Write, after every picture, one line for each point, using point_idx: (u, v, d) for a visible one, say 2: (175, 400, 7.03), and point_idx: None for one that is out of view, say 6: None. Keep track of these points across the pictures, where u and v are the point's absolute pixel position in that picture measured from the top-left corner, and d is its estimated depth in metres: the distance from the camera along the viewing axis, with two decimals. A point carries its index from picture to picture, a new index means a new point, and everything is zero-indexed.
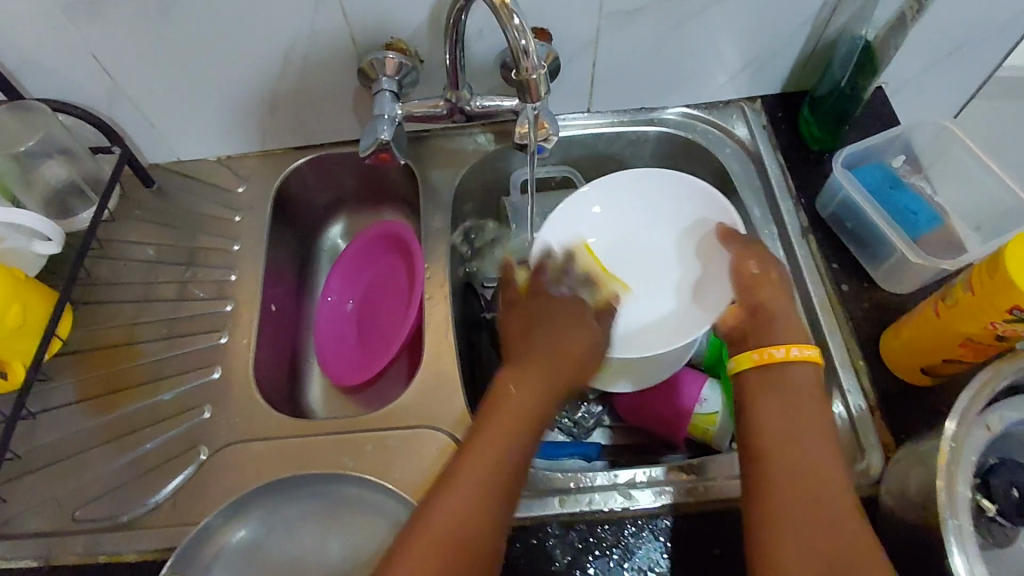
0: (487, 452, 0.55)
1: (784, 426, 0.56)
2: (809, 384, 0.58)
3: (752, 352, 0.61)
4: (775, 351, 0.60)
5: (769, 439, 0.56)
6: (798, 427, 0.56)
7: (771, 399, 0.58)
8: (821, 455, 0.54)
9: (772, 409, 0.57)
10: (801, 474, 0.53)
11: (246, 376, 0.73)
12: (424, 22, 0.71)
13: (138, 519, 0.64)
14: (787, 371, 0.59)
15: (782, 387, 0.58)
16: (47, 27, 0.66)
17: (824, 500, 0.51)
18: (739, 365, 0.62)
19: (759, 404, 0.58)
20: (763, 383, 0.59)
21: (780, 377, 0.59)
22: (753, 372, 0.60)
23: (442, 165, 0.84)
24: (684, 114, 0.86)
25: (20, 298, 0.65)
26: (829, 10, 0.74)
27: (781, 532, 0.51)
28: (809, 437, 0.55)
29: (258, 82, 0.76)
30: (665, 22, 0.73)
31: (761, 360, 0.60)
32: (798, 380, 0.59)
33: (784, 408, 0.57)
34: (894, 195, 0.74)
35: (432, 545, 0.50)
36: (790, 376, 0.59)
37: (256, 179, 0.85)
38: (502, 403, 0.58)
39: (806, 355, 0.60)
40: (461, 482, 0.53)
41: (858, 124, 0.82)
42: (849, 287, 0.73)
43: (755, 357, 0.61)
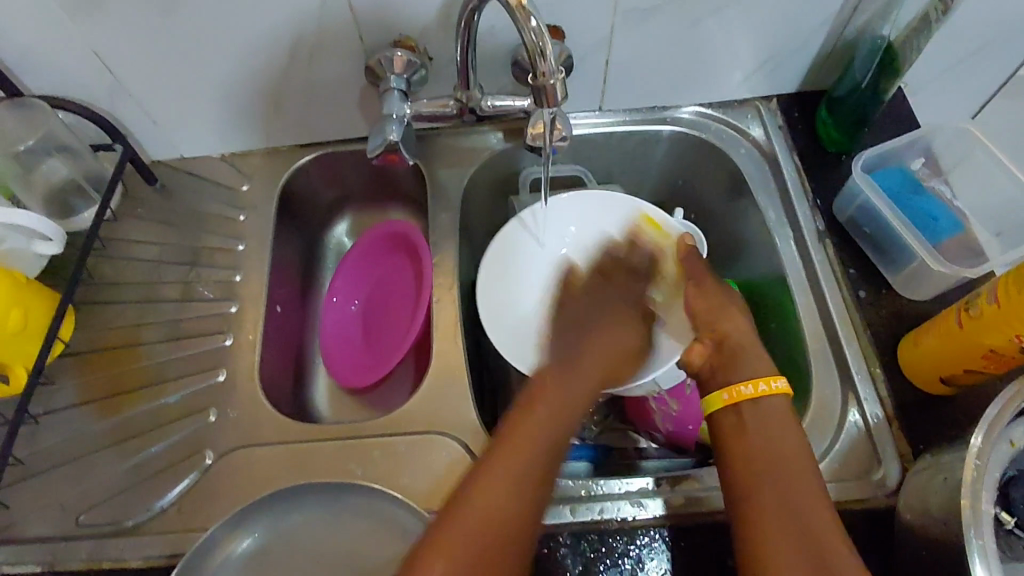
0: (525, 448, 0.53)
1: (763, 454, 0.55)
2: (782, 416, 0.57)
3: (721, 391, 0.59)
4: (744, 389, 0.59)
5: (751, 465, 0.54)
6: (777, 444, 0.55)
7: (747, 437, 0.56)
8: (798, 474, 0.53)
9: (748, 447, 0.56)
10: (783, 525, 0.51)
11: (251, 380, 0.72)
12: (434, 19, 0.69)
13: (141, 525, 0.63)
14: (758, 407, 0.58)
15: (758, 414, 0.57)
16: (48, 23, 0.64)
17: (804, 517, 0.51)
18: (710, 405, 0.60)
19: (733, 441, 0.57)
20: (738, 420, 0.58)
21: (752, 414, 0.57)
22: (725, 412, 0.59)
23: (450, 164, 0.82)
24: (698, 113, 0.84)
25: (21, 301, 0.64)
26: (849, 9, 0.72)
27: (769, 549, 0.50)
28: (788, 453, 0.55)
29: (265, 78, 0.74)
30: (681, 20, 0.71)
31: (731, 400, 0.59)
32: (770, 414, 0.57)
33: (761, 435, 0.56)
34: (913, 199, 0.73)
35: (485, 542, 0.48)
36: (761, 408, 0.58)
37: (261, 177, 0.83)
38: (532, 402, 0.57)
39: (776, 387, 0.59)
40: (501, 470, 0.52)
41: (875, 125, 0.80)
42: (866, 292, 0.71)
43: (725, 397, 0.59)
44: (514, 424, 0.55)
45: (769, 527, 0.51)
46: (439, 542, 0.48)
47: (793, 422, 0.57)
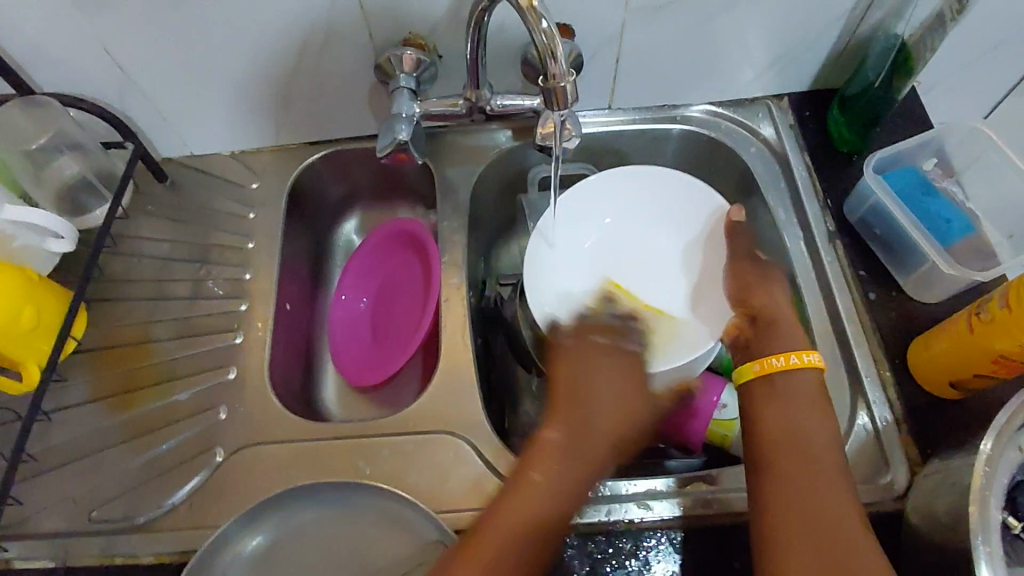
0: (580, 436, 0.58)
1: (786, 425, 0.57)
2: (813, 390, 0.59)
3: (754, 363, 0.62)
4: (775, 360, 0.61)
5: (774, 441, 0.57)
6: (808, 421, 0.57)
7: (775, 408, 0.58)
8: (826, 452, 0.55)
9: (774, 418, 0.58)
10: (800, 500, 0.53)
11: (260, 378, 0.72)
12: (443, 17, 0.69)
13: (154, 521, 0.64)
14: (789, 379, 0.60)
15: (789, 390, 0.59)
16: (59, 21, 0.65)
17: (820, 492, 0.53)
18: (741, 376, 0.62)
19: (760, 412, 0.59)
20: (768, 392, 0.60)
21: (784, 387, 0.59)
22: (756, 381, 0.61)
23: (459, 162, 0.82)
24: (708, 112, 0.84)
25: (34, 299, 0.64)
26: (863, 7, 0.71)
27: (781, 520, 0.52)
28: (813, 430, 0.57)
29: (275, 76, 0.74)
30: (693, 17, 0.71)
31: (762, 371, 0.61)
32: (802, 387, 0.59)
33: (790, 410, 0.58)
34: (926, 200, 0.72)
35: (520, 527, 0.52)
36: (792, 381, 0.60)
37: (270, 174, 0.83)
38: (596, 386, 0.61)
39: (806, 361, 0.60)
40: (565, 454, 0.57)
41: (888, 125, 0.80)
42: (876, 294, 0.71)
43: (756, 367, 0.61)
44: (532, 462, 0.56)
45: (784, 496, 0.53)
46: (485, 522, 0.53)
47: (822, 398, 0.59)
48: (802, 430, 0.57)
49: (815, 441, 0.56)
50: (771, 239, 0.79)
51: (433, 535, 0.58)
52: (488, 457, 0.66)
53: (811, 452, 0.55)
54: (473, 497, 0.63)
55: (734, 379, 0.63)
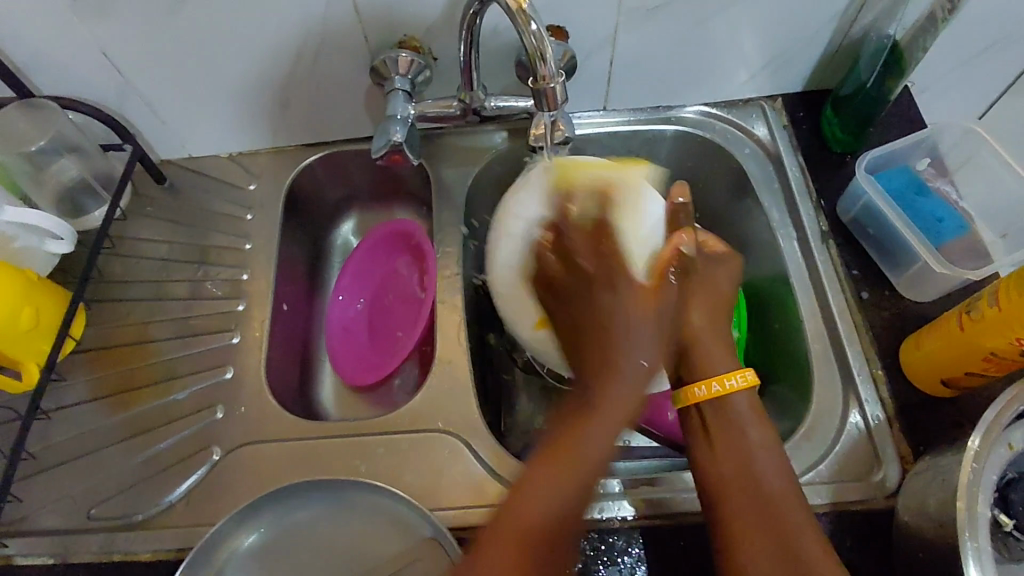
0: (593, 450, 0.49)
1: (735, 451, 0.55)
2: (748, 412, 0.58)
3: (696, 388, 0.59)
4: (698, 389, 0.59)
5: (729, 464, 0.55)
6: (761, 449, 0.55)
7: (714, 438, 0.57)
8: (781, 480, 0.54)
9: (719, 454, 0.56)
10: (766, 534, 0.51)
11: (257, 377, 0.73)
12: (438, 20, 0.69)
13: (151, 518, 0.64)
14: (725, 403, 0.58)
15: (733, 414, 0.57)
16: (58, 26, 0.66)
17: (779, 515, 0.51)
18: (680, 403, 0.60)
19: (700, 445, 0.57)
20: (703, 422, 0.58)
21: (717, 414, 0.58)
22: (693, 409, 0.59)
23: (454, 164, 0.83)
24: (702, 113, 0.84)
25: (33, 299, 0.65)
26: (855, 8, 0.72)
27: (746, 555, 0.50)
28: (760, 454, 0.55)
29: (272, 78, 0.75)
30: (685, 18, 0.71)
31: (702, 396, 0.58)
32: (734, 410, 0.58)
33: (732, 441, 0.56)
34: (918, 201, 0.72)
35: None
36: (725, 406, 0.58)
37: (268, 176, 0.84)
38: (621, 375, 0.51)
39: (740, 381, 0.59)
40: (551, 470, 0.49)
41: (882, 125, 0.80)
42: (869, 294, 0.71)
43: (694, 394, 0.59)
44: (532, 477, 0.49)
45: (745, 518, 0.52)
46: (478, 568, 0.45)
47: (759, 417, 0.58)
48: (759, 456, 0.55)
49: (765, 462, 0.54)
50: (764, 239, 0.79)
51: (428, 533, 0.59)
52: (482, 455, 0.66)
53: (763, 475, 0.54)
54: (468, 495, 0.64)
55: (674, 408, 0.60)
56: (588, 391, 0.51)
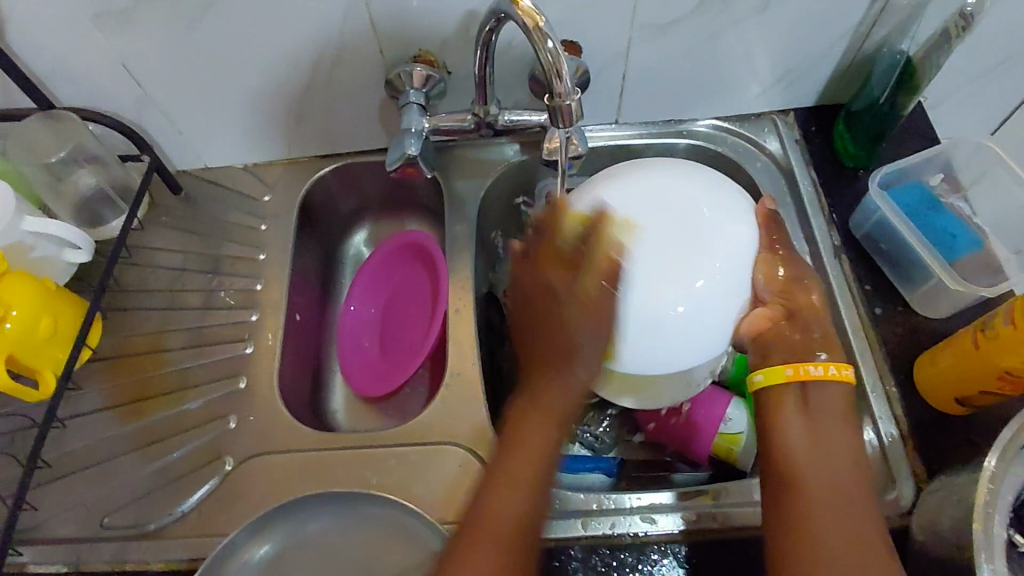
0: (530, 465, 0.55)
1: (810, 429, 0.57)
2: (842, 401, 0.59)
3: (786, 367, 0.60)
4: (813, 368, 0.59)
5: (804, 439, 0.57)
6: (833, 436, 0.57)
7: (805, 417, 0.58)
8: (846, 462, 0.56)
9: (807, 431, 0.57)
10: (839, 522, 0.52)
11: (269, 388, 0.73)
12: (453, 34, 0.70)
13: (165, 527, 0.65)
14: (824, 386, 0.59)
15: (812, 399, 0.59)
16: (80, 38, 0.67)
17: (844, 489, 0.54)
18: (767, 378, 0.60)
19: (789, 421, 0.58)
20: (800, 399, 0.59)
21: (816, 398, 0.59)
22: (781, 385, 0.60)
23: (466, 176, 0.83)
24: (714, 126, 0.84)
25: (51, 309, 0.65)
26: (868, 23, 0.72)
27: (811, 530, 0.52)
28: (838, 440, 0.57)
29: (287, 91, 0.76)
30: (700, 33, 0.72)
31: (794, 376, 0.59)
32: (832, 394, 0.59)
33: (827, 424, 0.57)
34: (931, 216, 0.72)
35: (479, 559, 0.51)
36: (826, 390, 0.59)
37: (282, 187, 0.85)
38: (530, 436, 0.56)
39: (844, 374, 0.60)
40: (524, 460, 0.55)
41: (894, 140, 0.80)
42: (882, 310, 0.71)
43: (789, 372, 0.59)
44: (494, 486, 0.54)
45: (809, 485, 0.54)
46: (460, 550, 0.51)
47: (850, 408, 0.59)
48: (829, 436, 0.57)
49: (838, 441, 0.57)
50: None
51: (438, 547, 0.59)
52: None
53: (834, 457, 0.56)
54: None
55: (760, 379, 0.61)
56: (535, 388, 0.57)
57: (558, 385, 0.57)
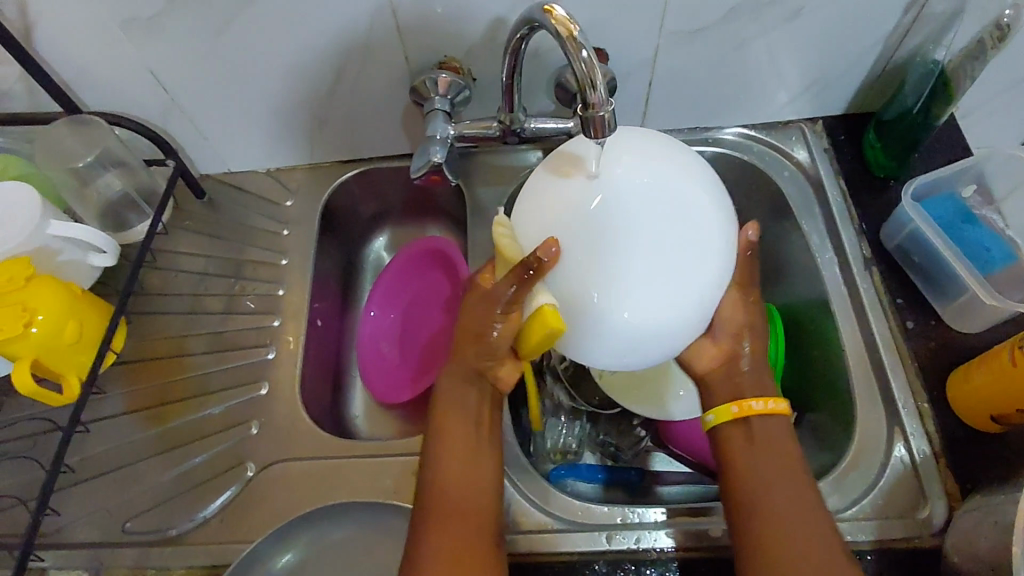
0: (462, 430, 0.58)
1: (762, 467, 0.55)
2: (786, 434, 0.57)
3: (731, 405, 0.58)
4: (754, 403, 0.57)
5: (753, 473, 0.55)
6: (781, 467, 0.55)
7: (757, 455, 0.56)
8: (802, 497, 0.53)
9: (759, 467, 0.55)
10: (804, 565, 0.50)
11: (291, 395, 0.73)
12: (479, 40, 0.70)
13: (186, 534, 0.65)
14: (765, 422, 0.57)
15: (761, 435, 0.56)
16: (109, 44, 0.67)
17: (792, 524, 0.52)
18: (718, 418, 0.58)
19: (743, 460, 0.56)
20: (746, 437, 0.57)
21: (760, 432, 0.56)
22: (731, 425, 0.57)
23: (489, 183, 0.83)
24: (741, 135, 0.83)
25: (77, 313, 0.65)
26: (901, 32, 0.71)
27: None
28: (784, 471, 0.54)
29: (311, 97, 0.75)
30: (728, 41, 0.71)
31: (740, 414, 0.57)
32: (774, 431, 0.57)
33: (773, 460, 0.55)
34: (965, 229, 0.71)
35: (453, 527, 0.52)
36: (767, 425, 0.57)
37: (304, 192, 0.85)
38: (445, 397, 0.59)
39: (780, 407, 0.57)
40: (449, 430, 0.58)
41: (926, 150, 0.79)
42: (914, 323, 0.70)
43: (734, 411, 0.57)
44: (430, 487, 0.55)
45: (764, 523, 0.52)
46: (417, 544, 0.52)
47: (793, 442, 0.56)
48: (773, 469, 0.54)
49: (783, 474, 0.54)
50: (802, 264, 0.78)
51: None
52: (515, 479, 0.66)
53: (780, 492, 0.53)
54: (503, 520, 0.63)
55: (709, 421, 0.58)
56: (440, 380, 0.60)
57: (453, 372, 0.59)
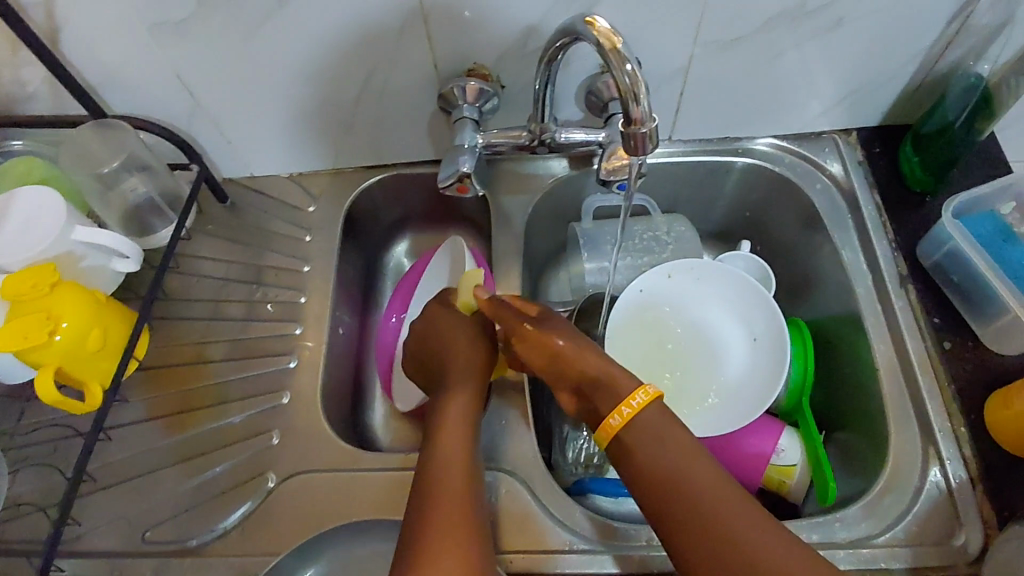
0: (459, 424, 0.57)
1: (656, 475, 0.50)
2: (667, 422, 0.53)
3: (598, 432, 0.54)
4: (611, 421, 0.53)
5: (653, 470, 0.50)
6: (671, 461, 0.50)
7: (647, 459, 0.51)
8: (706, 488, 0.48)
9: (654, 473, 0.50)
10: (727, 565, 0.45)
11: (312, 405, 0.72)
12: (510, 48, 0.68)
13: (207, 544, 0.64)
14: (637, 424, 0.52)
15: (650, 436, 0.52)
16: (135, 47, 0.66)
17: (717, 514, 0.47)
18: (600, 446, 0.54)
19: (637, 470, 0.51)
20: (627, 444, 0.52)
21: (637, 436, 0.52)
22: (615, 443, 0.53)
23: (514, 191, 0.82)
24: (772, 145, 0.81)
25: (101, 320, 0.64)
26: (943, 43, 0.69)
27: None
28: (690, 467, 0.50)
29: (337, 103, 0.74)
30: (765, 52, 0.69)
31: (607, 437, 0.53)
32: (650, 426, 0.52)
33: (663, 459, 0.50)
34: (1006, 248, 0.68)
35: (453, 511, 0.49)
36: (643, 423, 0.52)
37: (328, 198, 0.84)
38: (454, 402, 0.59)
39: (640, 403, 0.53)
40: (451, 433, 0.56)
41: (963, 165, 0.77)
42: (951, 344, 0.68)
43: (605, 431, 0.53)
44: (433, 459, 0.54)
45: (690, 535, 0.47)
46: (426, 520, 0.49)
47: (677, 427, 0.52)
48: (676, 459, 0.50)
49: (695, 470, 0.49)
50: (833, 280, 0.76)
51: None
52: (539, 496, 0.65)
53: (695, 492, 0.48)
54: (528, 538, 0.62)
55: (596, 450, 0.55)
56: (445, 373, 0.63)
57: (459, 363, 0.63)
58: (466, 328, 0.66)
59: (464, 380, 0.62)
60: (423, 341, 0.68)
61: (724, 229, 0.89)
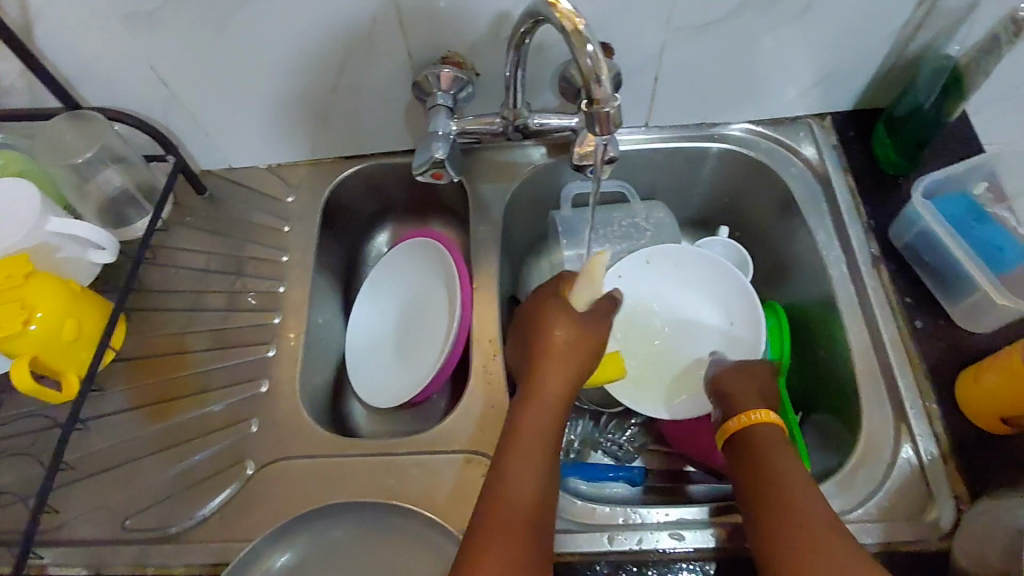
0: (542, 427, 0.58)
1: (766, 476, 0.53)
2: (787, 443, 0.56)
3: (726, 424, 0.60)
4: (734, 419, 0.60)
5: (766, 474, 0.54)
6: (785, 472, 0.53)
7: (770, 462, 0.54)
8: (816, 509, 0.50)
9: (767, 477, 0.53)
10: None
11: (291, 393, 0.72)
12: (483, 35, 0.69)
13: (186, 531, 0.64)
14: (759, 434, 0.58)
15: (769, 449, 0.56)
16: (107, 38, 0.66)
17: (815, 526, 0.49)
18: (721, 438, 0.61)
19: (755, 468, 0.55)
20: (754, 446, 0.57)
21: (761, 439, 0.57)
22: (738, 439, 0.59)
23: (493, 179, 0.82)
24: (747, 130, 0.82)
25: (75, 310, 0.64)
26: (913, 27, 0.70)
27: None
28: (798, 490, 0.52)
29: (313, 93, 0.75)
30: (736, 37, 0.70)
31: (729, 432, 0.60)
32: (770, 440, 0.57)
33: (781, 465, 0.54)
34: (976, 228, 0.69)
35: (508, 539, 0.50)
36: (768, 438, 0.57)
37: (307, 188, 0.84)
38: (540, 404, 0.60)
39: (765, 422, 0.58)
40: (529, 446, 0.57)
41: (936, 147, 0.77)
42: (923, 323, 0.69)
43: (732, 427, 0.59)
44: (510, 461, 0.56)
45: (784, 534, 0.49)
46: (478, 550, 0.50)
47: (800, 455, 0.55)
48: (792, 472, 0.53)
49: (805, 492, 0.51)
50: (809, 263, 0.77)
51: None
52: None
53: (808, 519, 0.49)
54: None
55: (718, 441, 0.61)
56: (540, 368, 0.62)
57: (556, 363, 0.62)
58: (575, 331, 0.63)
59: (553, 385, 0.61)
60: (526, 327, 0.67)
61: (703, 215, 0.90)
